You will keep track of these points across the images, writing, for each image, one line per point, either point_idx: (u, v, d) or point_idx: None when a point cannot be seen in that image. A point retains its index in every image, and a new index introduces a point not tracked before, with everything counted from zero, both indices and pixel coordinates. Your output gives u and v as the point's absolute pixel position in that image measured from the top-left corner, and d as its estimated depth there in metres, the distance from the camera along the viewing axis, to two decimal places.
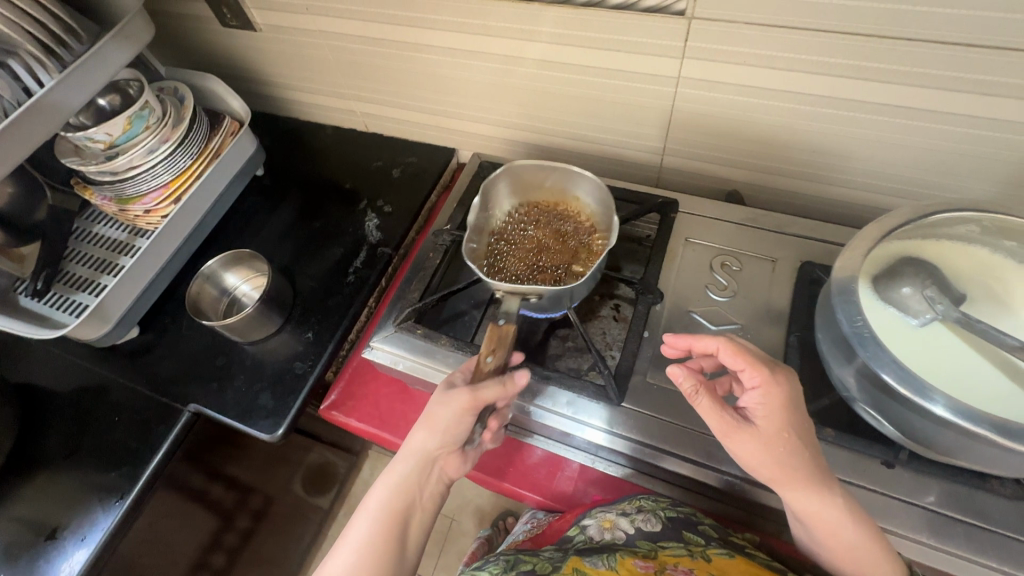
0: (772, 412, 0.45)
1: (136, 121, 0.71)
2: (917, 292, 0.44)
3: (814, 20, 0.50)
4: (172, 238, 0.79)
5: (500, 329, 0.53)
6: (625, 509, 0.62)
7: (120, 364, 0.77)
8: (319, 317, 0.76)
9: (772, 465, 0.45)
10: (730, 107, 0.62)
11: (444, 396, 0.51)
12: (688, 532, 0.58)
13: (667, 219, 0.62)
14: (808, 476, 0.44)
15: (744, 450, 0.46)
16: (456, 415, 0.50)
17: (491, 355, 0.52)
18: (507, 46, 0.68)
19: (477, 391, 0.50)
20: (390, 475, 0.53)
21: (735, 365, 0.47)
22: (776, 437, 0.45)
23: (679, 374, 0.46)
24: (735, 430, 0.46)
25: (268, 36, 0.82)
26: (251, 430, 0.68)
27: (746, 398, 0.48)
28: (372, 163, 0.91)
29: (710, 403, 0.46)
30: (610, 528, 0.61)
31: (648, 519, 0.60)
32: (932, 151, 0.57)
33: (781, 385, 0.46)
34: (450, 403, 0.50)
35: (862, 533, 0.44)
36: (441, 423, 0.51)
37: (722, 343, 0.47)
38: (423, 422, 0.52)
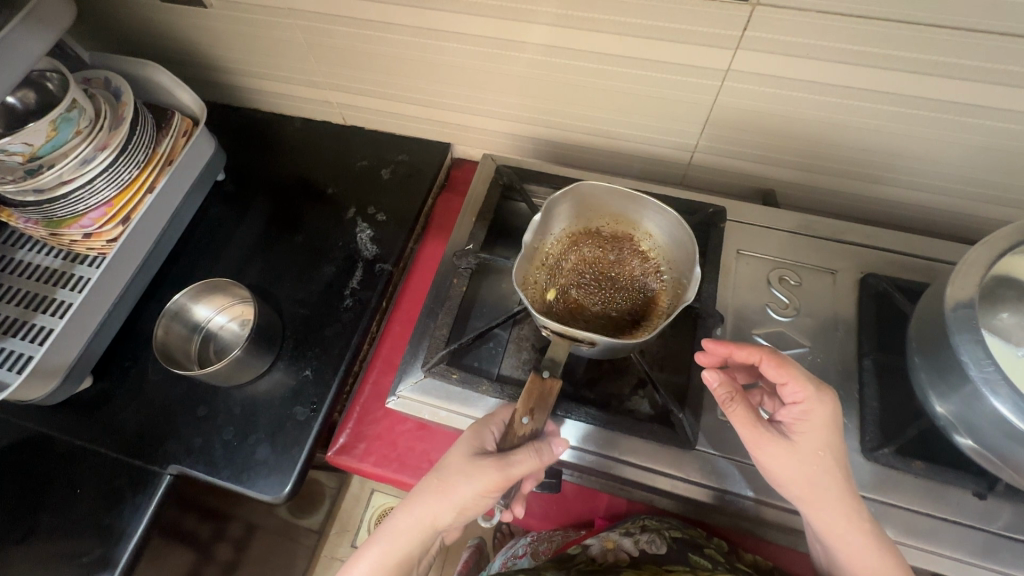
0: (812, 429, 0.44)
1: (64, 126, 0.57)
2: (1020, 319, 0.41)
3: (896, 10, 0.45)
4: (123, 266, 0.66)
5: (542, 383, 0.47)
6: (628, 529, 0.57)
7: (74, 419, 0.64)
8: (317, 350, 0.66)
9: (803, 482, 0.43)
10: (781, 103, 0.57)
11: (471, 466, 0.45)
12: (694, 554, 0.53)
13: (716, 229, 0.56)
14: (840, 496, 0.43)
15: (775, 464, 0.44)
16: (479, 490, 0.45)
17: (526, 416, 0.46)
18: (526, 32, 0.58)
19: (506, 473, 0.44)
20: (388, 539, 0.46)
21: (776, 380, 0.45)
22: (811, 453, 0.43)
23: (715, 379, 0.44)
24: (770, 442, 0.44)
25: (220, 14, 0.67)
26: (251, 492, 0.58)
27: (786, 412, 0.46)
28: (355, 162, 0.80)
29: (745, 411, 0.44)
30: (613, 548, 0.56)
31: (653, 539, 0.55)
32: (990, 149, 0.54)
33: (826, 403, 0.44)
34: (475, 477, 0.44)
35: (890, 563, 0.42)
36: (458, 498, 0.45)
37: (764, 355, 0.45)
38: (435, 487, 0.46)
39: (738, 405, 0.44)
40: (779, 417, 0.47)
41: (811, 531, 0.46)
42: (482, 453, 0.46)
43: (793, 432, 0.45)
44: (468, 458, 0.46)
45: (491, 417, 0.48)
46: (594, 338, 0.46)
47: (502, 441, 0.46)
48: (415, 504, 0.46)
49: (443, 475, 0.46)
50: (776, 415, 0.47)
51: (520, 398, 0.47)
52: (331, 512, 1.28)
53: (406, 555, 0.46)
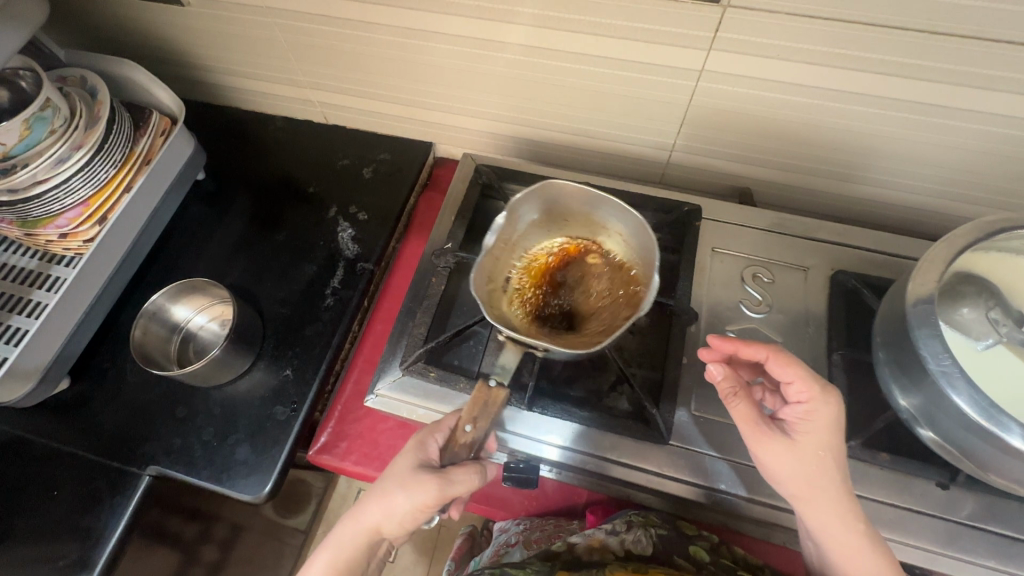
0: (813, 428, 0.45)
1: (37, 125, 0.57)
2: (979, 314, 0.43)
3: (861, 12, 0.46)
4: (100, 267, 0.65)
5: (487, 394, 0.48)
6: (615, 527, 0.58)
7: (51, 421, 0.64)
8: (298, 350, 0.66)
9: (801, 480, 0.44)
10: (754, 103, 0.58)
11: (410, 479, 0.45)
12: (678, 556, 0.55)
13: (691, 228, 0.57)
14: (833, 496, 0.44)
15: (774, 460, 0.45)
16: (417, 505, 0.45)
17: (467, 425, 0.47)
18: (503, 31, 0.58)
19: (444, 490, 0.45)
20: (337, 546, 0.48)
21: (782, 377, 0.46)
22: (813, 451, 0.44)
23: (718, 373, 0.47)
24: (769, 439, 0.45)
25: (197, 12, 0.67)
26: (230, 492, 0.58)
27: (789, 411, 0.47)
28: (338, 161, 0.80)
29: (746, 407, 0.46)
30: (599, 544, 0.56)
31: (639, 538, 0.56)
32: (955, 148, 0.56)
33: (831, 404, 0.44)
34: (414, 492, 0.45)
35: (879, 561, 0.43)
36: (398, 511, 0.46)
37: (769, 353, 0.46)
38: (378, 499, 0.47)
39: (740, 400, 0.46)
40: (781, 416, 0.48)
41: (803, 527, 0.47)
42: (423, 466, 0.46)
43: (795, 431, 0.46)
44: (410, 470, 0.46)
45: (437, 425, 0.49)
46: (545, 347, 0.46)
47: (445, 451, 0.47)
48: (362, 512, 0.48)
49: (386, 484, 0.47)
50: (779, 414, 0.48)
51: (465, 407, 0.48)
52: (318, 511, 1.28)
53: (354, 561, 0.47)
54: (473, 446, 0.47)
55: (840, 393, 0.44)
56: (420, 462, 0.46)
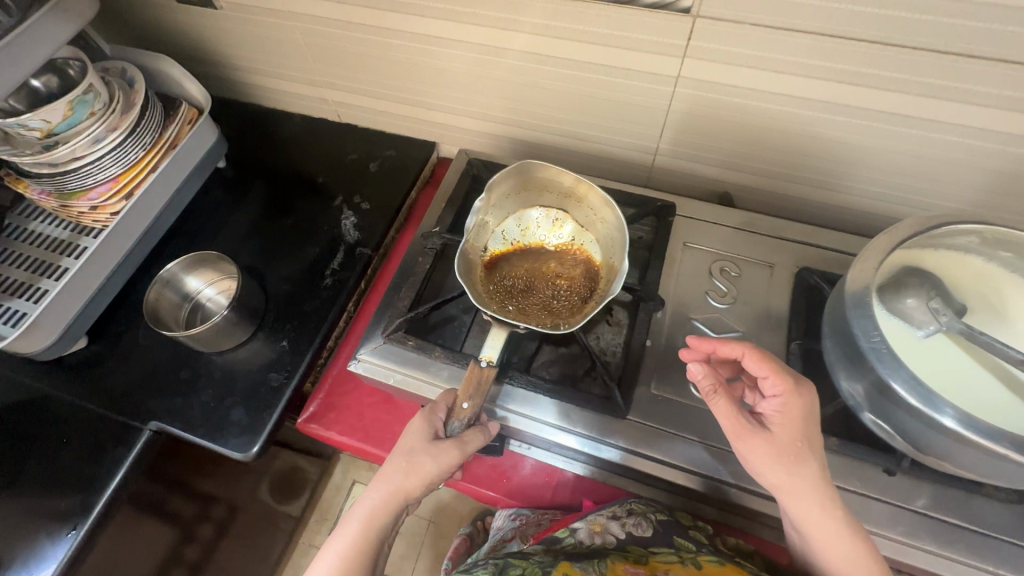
0: (790, 421, 0.45)
1: (79, 107, 0.63)
2: (921, 303, 0.44)
3: (819, 24, 0.50)
4: (124, 239, 0.71)
5: (480, 372, 0.50)
6: (615, 512, 0.60)
7: (67, 377, 0.69)
8: (294, 324, 0.71)
9: (780, 472, 0.44)
10: (728, 109, 0.62)
11: (435, 448, 0.49)
12: (679, 536, 0.56)
13: (665, 223, 0.61)
14: (816, 488, 0.44)
15: (754, 454, 0.45)
16: (443, 468, 0.49)
17: (467, 403, 0.50)
18: (499, 37, 0.64)
19: (463, 449, 0.50)
20: (364, 517, 0.49)
21: (758, 372, 0.47)
22: (790, 443, 0.45)
23: (700, 372, 0.46)
24: (748, 432, 0.45)
25: (228, 15, 0.74)
26: (222, 449, 0.63)
27: (765, 404, 0.47)
28: (346, 156, 0.86)
29: (727, 403, 0.46)
30: (600, 531, 0.58)
31: (638, 522, 0.58)
32: (920, 156, 0.59)
33: (804, 396, 0.45)
34: (439, 458, 0.49)
35: (861, 549, 0.43)
36: (426, 476, 0.49)
37: (746, 349, 0.47)
38: (403, 469, 0.49)
39: (721, 397, 0.46)
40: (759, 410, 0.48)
41: (785, 519, 0.47)
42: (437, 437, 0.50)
43: (773, 425, 0.46)
44: (427, 442, 0.50)
45: (435, 404, 0.52)
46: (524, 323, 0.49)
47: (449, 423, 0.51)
48: (383, 482, 0.49)
49: (406, 454, 0.49)
50: (757, 408, 0.49)
51: (460, 386, 0.51)
52: (312, 500, 1.31)
53: (383, 531, 0.49)
54: (473, 419, 0.51)
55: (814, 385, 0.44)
56: (433, 432, 0.50)
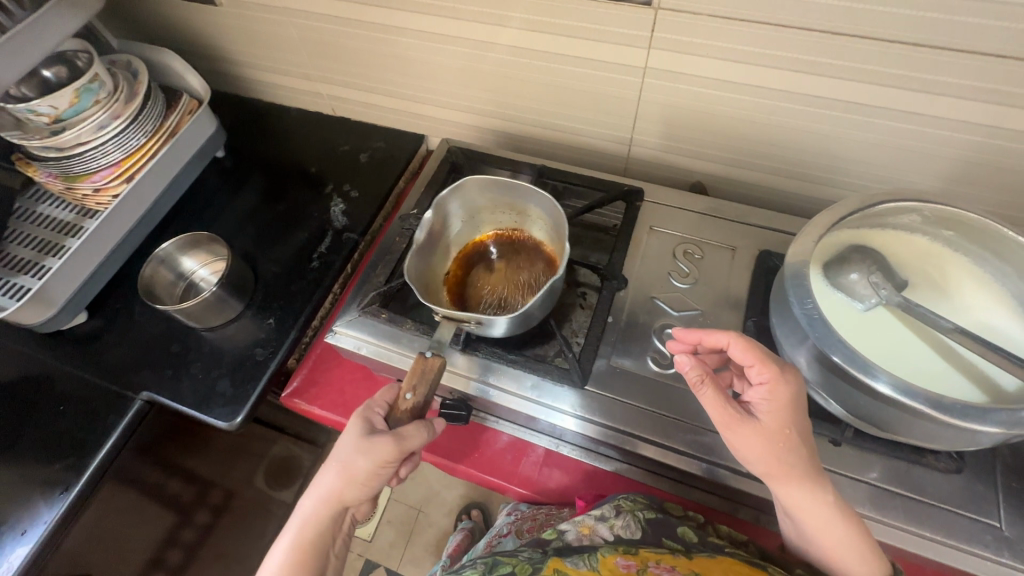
0: (777, 408, 0.45)
1: (85, 94, 0.68)
2: (863, 277, 0.46)
3: (772, 15, 0.53)
4: (124, 220, 0.75)
5: (424, 362, 0.52)
6: (604, 513, 0.57)
7: (66, 350, 0.73)
8: (281, 303, 0.74)
9: (771, 459, 0.44)
10: (694, 99, 0.64)
11: (368, 444, 0.49)
12: (668, 536, 0.53)
13: (632, 207, 0.63)
14: (804, 472, 0.44)
15: (744, 444, 0.45)
16: (379, 462, 0.49)
17: (408, 393, 0.52)
18: (478, 31, 0.67)
19: (400, 442, 0.50)
20: (301, 524, 0.50)
21: (744, 361, 0.47)
22: (779, 430, 0.45)
23: (687, 362, 0.46)
24: (738, 422, 0.45)
25: (228, 11, 0.78)
26: (207, 418, 0.66)
27: (752, 393, 0.47)
28: (338, 147, 0.89)
29: (715, 395, 0.45)
30: (588, 534, 0.55)
31: (626, 524, 0.55)
32: (879, 144, 0.61)
33: (791, 381, 0.45)
34: (373, 453, 0.49)
35: (850, 531, 0.44)
36: (360, 474, 0.49)
37: (731, 338, 0.47)
38: (337, 470, 0.49)
39: (709, 388, 0.46)
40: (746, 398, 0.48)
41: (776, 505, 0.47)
42: (370, 432, 0.51)
43: (760, 413, 0.46)
44: (360, 441, 0.50)
45: (371, 405, 0.53)
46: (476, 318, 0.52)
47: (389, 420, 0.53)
48: (317, 488, 0.50)
49: (339, 456, 0.50)
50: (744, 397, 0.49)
51: (405, 377, 0.53)
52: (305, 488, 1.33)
53: (322, 538, 0.49)
54: (414, 412, 0.52)
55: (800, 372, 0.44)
56: (365, 429, 0.51)
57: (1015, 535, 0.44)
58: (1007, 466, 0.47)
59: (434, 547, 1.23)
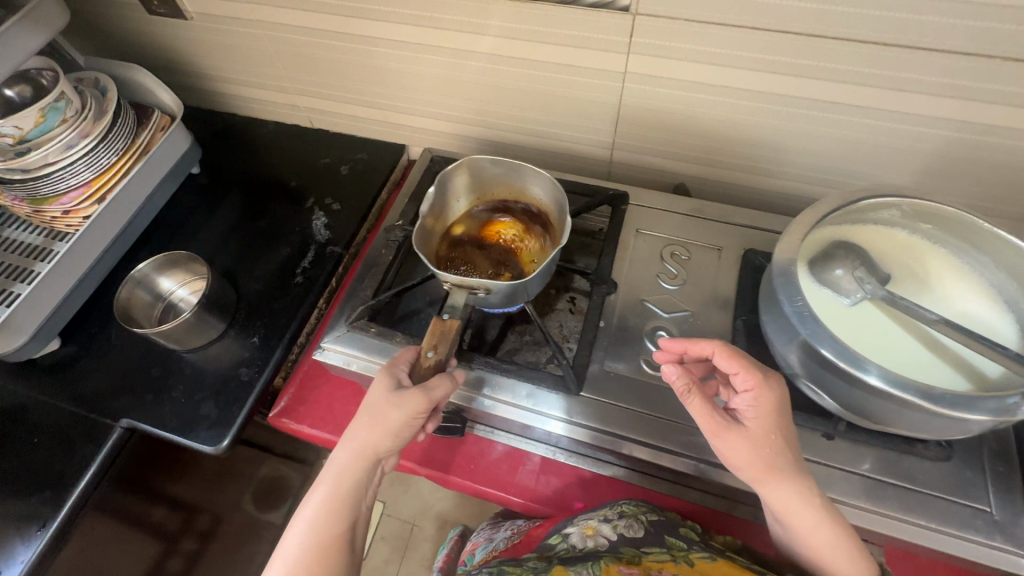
0: (763, 414, 0.46)
1: (51, 114, 0.66)
2: (848, 273, 0.47)
3: (747, 18, 0.54)
4: (96, 241, 0.73)
5: (442, 323, 0.54)
6: (607, 515, 0.57)
7: (40, 379, 0.70)
8: (265, 321, 0.72)
9: (759, 465, 0.45)
10: (674, 102, 0.65)
11: (397, 398, 0.50)
12: (670, 536, 0.54)
13: (619, 211, 0.63)
14: (791, 476, 0.45)
15: (731, 450, 0.46)
16: (408, 417, 0.49)
17: (431, 351, 0.52)
18: (457, 39, 0.67)
19: (428, 395, 0.50)
20: (335, 477, 0.50)
21: (729, 369, 0.48)
22: (765, 436, 0.46)
23: (674, 372, 0.46)
24: (724, 430, 0.46)
25: (200, 25, 0.77)
26: (192, 443, 0.64)
27: (737, 401, 0.48)
28: (319, 160, 0.88)
29: (702, 403, 0.46)
30: (592, 535, 0.56)
31: (630, 524, 0.55)
32: (854, 141, 0.62)
33: (772, 387, 0.47)
34: (404, 407, 0.49)
35: (838, 530, 0.45)
36: (392, 427, 0.49)
37: (717, 347, 0.48)
38: (369, 425, 0.50)
39: (696, 397, 0.46)
40: (732, 406, 0.49)
41: (766, 509, 0.48)
42: (399, 387, 0.51)
43: (746, 419, 0.47)
44: (390, 394, 0.50)
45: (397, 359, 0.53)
46: (486, 285, 0.52)
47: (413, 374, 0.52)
48: (352, 441, 0.51)
49: (371, 413, 0.50)
50: (730, 405, 0.50)
51: (425, 337, 0.54)
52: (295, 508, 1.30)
53: (354, 491, 0.50)
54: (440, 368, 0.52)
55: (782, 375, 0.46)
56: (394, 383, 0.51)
57: (1004, 519, 0.45)
58: (993, 451, 0.48)
59: (429, 560, 1.21)
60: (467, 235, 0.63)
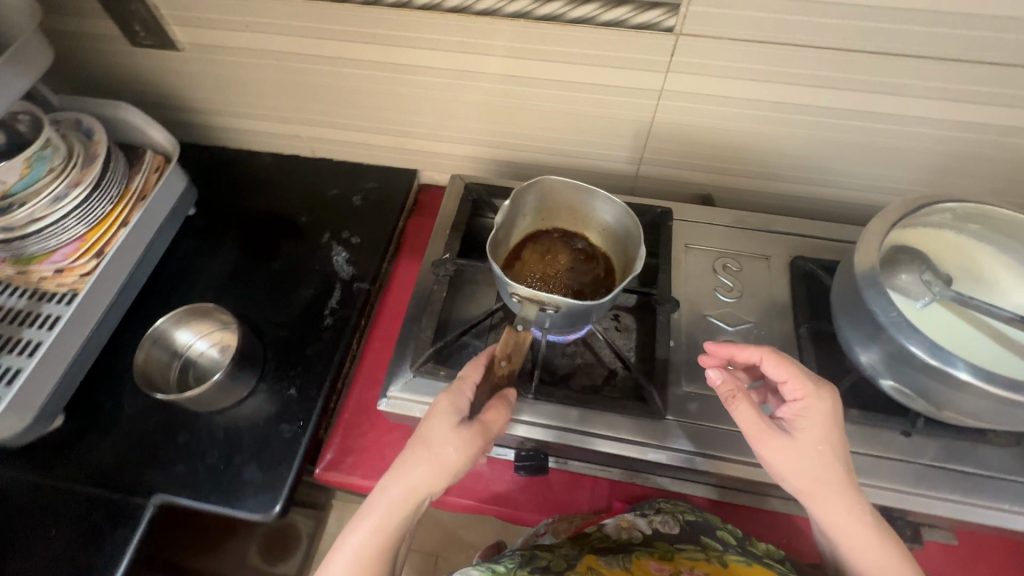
0: (812, 425, 0.46)
1: (37, 164, 0.59)
2: (914, 277, 0.49)
3: (791, 36, 0.55)
4: (98, 300, 0.66)
5: (516, 332, 0.53)
6: (643, 510, 0.57)
7: (45, 460, 0.62)
8: (300, 369, 0.67)
9: (806, 475, 0.46)
10: (709, 117, 0.66)
11: (456, 436, 0.48)
12: (706, 536, 0.53)
13: (666, 227, 0.63)
14: (838, 487, 0.45)
15: (778, 458, 0.46)
16: (467, 457, 0.48)
17: (504, 360, 0.53)
18: (487, 63, 0.65)
19: (486, 431, 0.49)
20: (384, 514, 0.47)
21: (778, 377, 0.48)
22: (813, 447, 0.46)
23: (718, 377, 0.48)
24: (769, 436, 0.47)
25: (194, 57, 0.71)
26: (241, 512, 0.58)
27: (786, 410, 0.49)
28: (327, 191, 0.83)
29: (747, 408, 0.47)
30: (626, 527, 0.55)
31: (666, 520, 0.55)
32: (880, 148, 0.65)
33: (824, 399, 0.47)
34: (463, 447, 0.47)
35: (886, 549, 0.44)
36: (449, 467, 0.47)
37: (765, 354, 0.48)
38: (425, 464, 0.47)
39: (741, 402, 0.48)
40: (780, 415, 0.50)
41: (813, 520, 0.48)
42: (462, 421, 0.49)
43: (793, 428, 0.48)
44: (453, 429, 0.48)
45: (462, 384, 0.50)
46: (557, 302, 0.50)
47: (484, 380, 0.53)
48: (405, 481, 0.47)
49: (428, 449, 0.48)
50: (778, 413, 0.50)
51: (498, 345, 0.53)
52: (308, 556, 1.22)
53: (401, 527, 0.48)
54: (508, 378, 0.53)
55: (835, 388, 0.46)
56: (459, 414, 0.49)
57: None
58: None
59: None
60: (534, 253, 0.61)
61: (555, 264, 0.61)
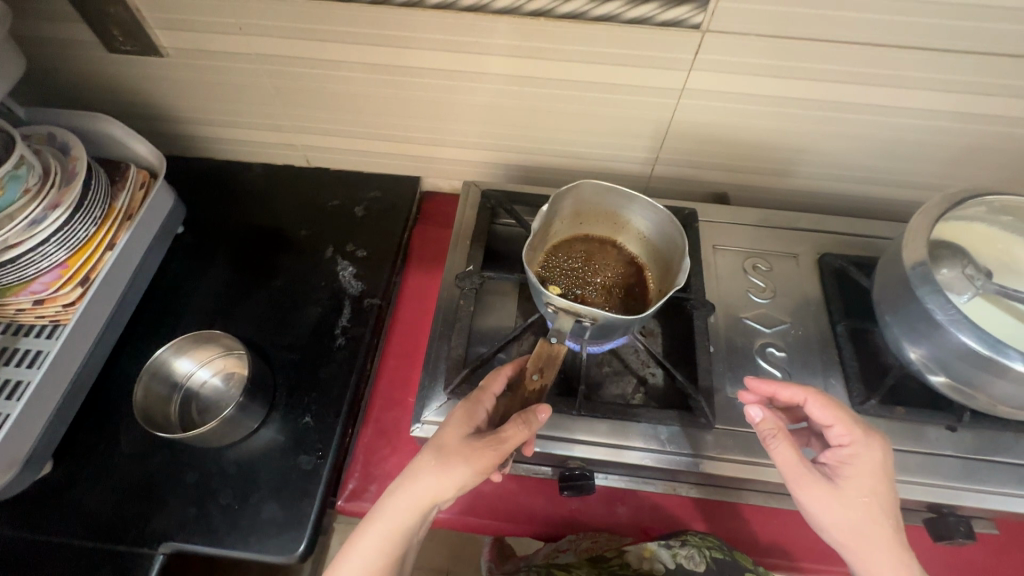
0: (858, 473, 0.45)
1: (12, 184, 0.53)
2: (958, 272, 0.48)
3: (818, 31, 0.54)
4: (84, 331, 0.60)
5: (549, 345, 0.50)
6: (669, 540, 0.55)
7: (34, 512, 0.56)
8: (314, 395, 0.63)
9: (850, 526, 0.44)
10: (729, 115, 0.64)
11: (469, 448, 0.45)
12: None
13: (694, 229, 0.62)
14: (882, 540, 0.43)
15: (819, 504, 0.45)
16: (478, 472, 0.45)
17: (537, 374, 0.50)
18: (501, 64, 0.62)
19: (501, 449, 0.44)
20: (391, 522, 0.45)
21: (824, 422, 0.47)
22: (859, 497, 0.44)
23: (758, 414, 0.46)
24: (813, 481, 0.45)
25: (179, 63, 0.66)
26: (262, 555, 0.54)
27: (832, 454, 0.47)
28: (326, 203, 0.79)
29: (790, 450, 0.45)
30: (649, 557, 0.54)
31: (692, 556, 0.53)
32: (898, 141, 0.65)
33: (873, 449, 0.46)
34: (473, 460, 0.44)
35: None
36: (457, 482, 0.44)
37: (809, 395, 0.47)
38: (434, 474, 0.45)
39: (782, 442, 0.46)
40: (822, 460, 0.48)
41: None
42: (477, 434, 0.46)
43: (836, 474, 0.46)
44: (462, 441, 0.46)
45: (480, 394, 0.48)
46: (595, 314, 0.47)
47: (515, 394, 0.50)
48: (411, 489, 0.45)
49: (439, 461, 0.45)
50: (819, 459, 0.48)
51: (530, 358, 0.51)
52: None
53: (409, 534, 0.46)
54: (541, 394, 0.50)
55: (885, 437, 0.45)
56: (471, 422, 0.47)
57: None
58: None
59: None
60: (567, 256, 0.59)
61: (587, 267, 0.59)
